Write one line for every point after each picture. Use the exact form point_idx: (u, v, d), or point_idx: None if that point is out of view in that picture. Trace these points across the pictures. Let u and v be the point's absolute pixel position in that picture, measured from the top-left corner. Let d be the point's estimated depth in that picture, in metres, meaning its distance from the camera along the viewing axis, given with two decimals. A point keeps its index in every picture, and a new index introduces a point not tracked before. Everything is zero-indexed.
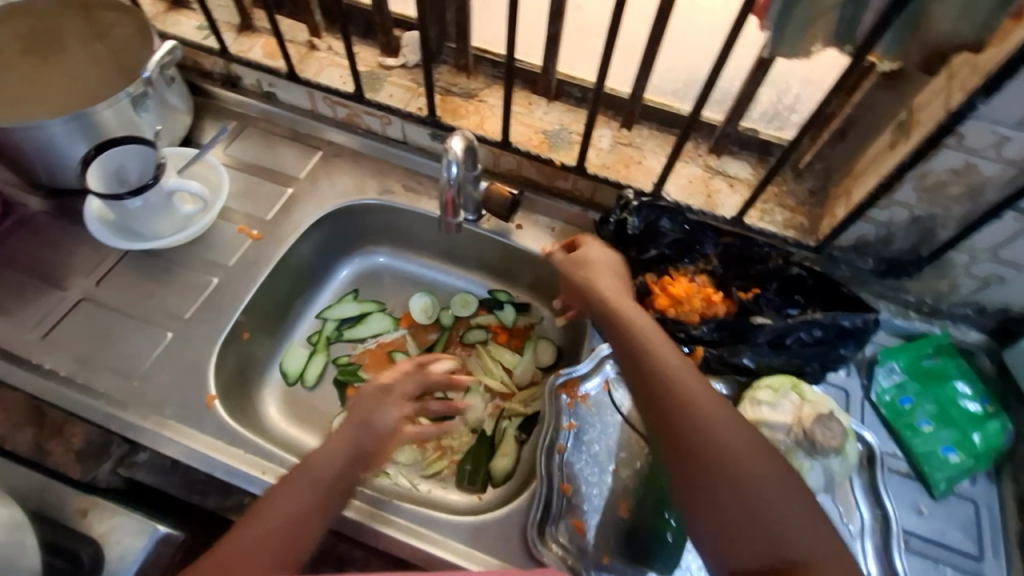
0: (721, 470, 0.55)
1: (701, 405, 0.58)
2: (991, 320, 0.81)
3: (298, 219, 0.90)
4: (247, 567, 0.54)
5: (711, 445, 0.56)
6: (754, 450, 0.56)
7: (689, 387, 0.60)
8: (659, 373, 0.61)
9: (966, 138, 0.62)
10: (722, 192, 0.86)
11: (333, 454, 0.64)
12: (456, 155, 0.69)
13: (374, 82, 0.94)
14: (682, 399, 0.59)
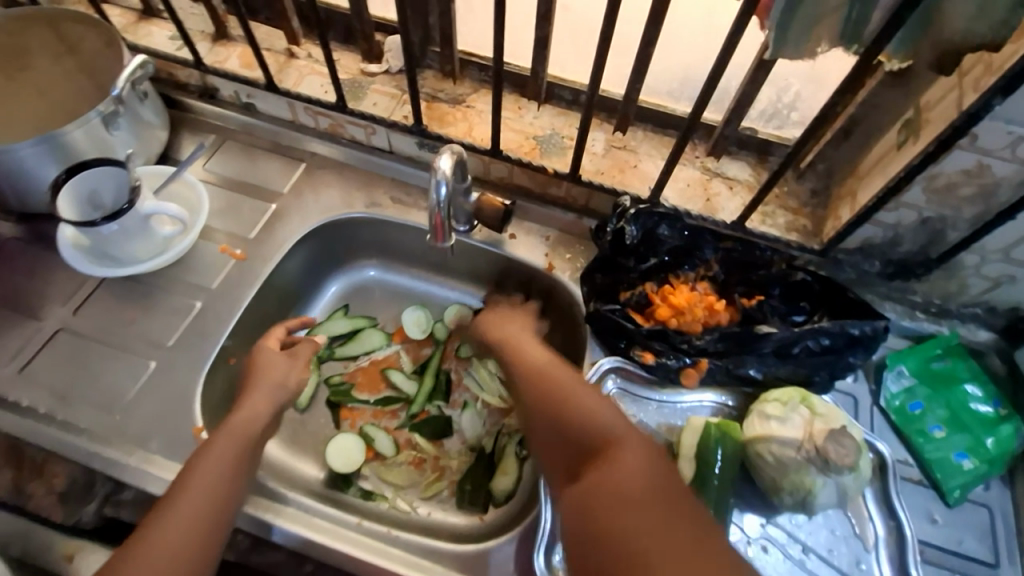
0: (563, 422, 0.59)
1: (557, 376, 0.64)
2: (1001, 319, 0.79)
3: (284, 236, 0.87)
4: (174, 514, 0.57)
5: (562, 400, 0.61)
6: (597, 404, 0.60)
7: (555, 370, 0.66)
8: (527, 363, 0.68)
9: (979, 138, 0.59)
10: (722, 195, 0.83)
11: (253, 418, 0.68)
12: (445, 175, 0.65)
13: (357, 91, 0.90)
14: (546, 375, 0.65)
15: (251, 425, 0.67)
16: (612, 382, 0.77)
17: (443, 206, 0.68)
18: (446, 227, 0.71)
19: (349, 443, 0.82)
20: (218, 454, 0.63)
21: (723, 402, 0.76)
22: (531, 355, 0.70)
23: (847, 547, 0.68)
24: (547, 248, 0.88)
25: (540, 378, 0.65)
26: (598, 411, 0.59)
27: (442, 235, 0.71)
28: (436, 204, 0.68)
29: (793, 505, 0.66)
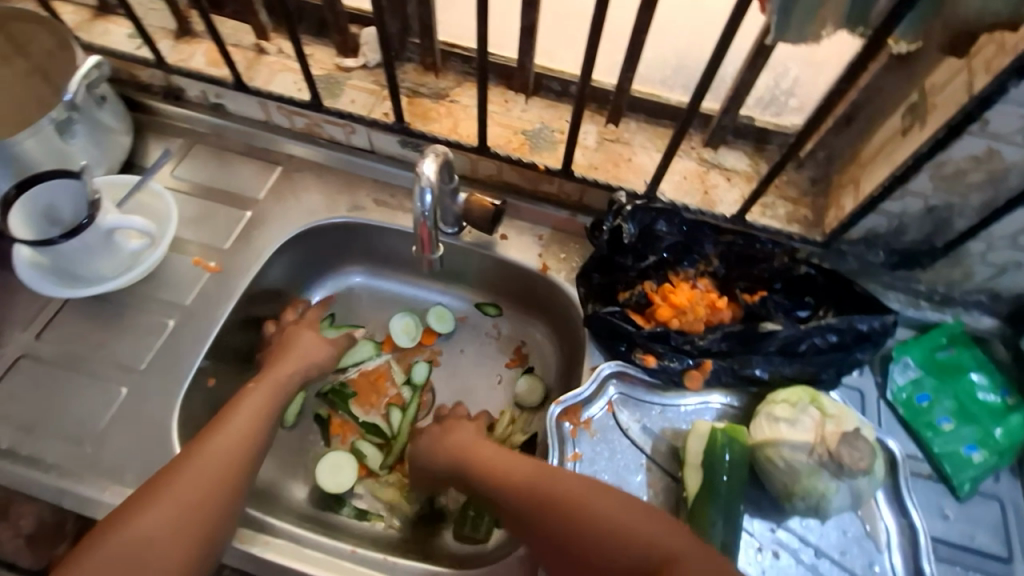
0: (604, 556, 0.55)
1: (565, 497, 0.59)
2: (1005, 306, 0.78)
3: (262, 245, 0.82)
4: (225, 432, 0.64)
5: (592, 528, 0.57)
6: (621, 511, 0.58)
7: (553, 485, 0.61)
8: (519, 489, 0.62)
9: (990, 123, 0.56)
10: (720, 187, 0.81)
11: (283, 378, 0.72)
12: (430, 181, 0.61)
13: (333, 87, 0.85)
14: (552, 500, 0.60)
15: (281, 381, 0.72)
16: (613, 388, 0.74)
17: (429, 216, 0.63)
18: (433, 237, 0.66)
19: (338, 464, 0.79)
20: (249, 408, 0.67)
21: (728, 403, 0.74)
22: (516, 477, 0.64)
23: (860, 548, 0.67)
24: (541, 248, 0.85)
25: (551, 508, 0.59)
26: (632, 522, 0.57)
27: (430, 246, 0.67)
28: (422, 215, 0.63)
29: (806, 510, 0.63)
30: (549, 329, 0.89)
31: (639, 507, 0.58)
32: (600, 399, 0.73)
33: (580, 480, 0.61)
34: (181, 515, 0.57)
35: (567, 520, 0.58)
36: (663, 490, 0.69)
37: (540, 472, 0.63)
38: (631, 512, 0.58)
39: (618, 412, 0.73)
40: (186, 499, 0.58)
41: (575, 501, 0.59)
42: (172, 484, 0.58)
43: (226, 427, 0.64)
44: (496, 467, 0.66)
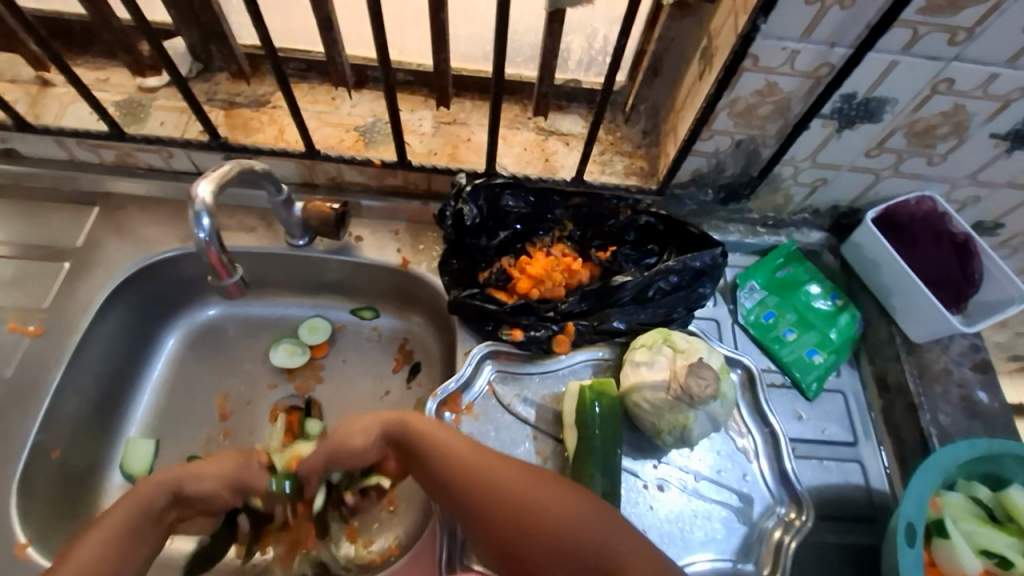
0: (560, 556, 0.53)
1: (526, 495, 0.56)
2: (827, 218, 0.86)
3: (89, 297, 0.75)
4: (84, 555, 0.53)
5: (562, 535, 0.54)
6: (583, 512, 0.55)
7: (518, 482, 0.57)
8: (482, 488, 0.57)
9: (761, 58, 0.61)
10: (560, 152, 0.83)
11: (136, 504, 0.58)
12: (205, 203, 0.56)
13: (137, 111, 0.79)
14: (519, 500, 0.56)
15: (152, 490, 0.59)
16: (490, 367, 0.74)
17: (213, 240, 0.57)
18: (229, 258, 0.59)
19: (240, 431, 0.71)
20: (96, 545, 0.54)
21: (599, 356, 0.77)
22: (487, 475, 0.58)
23: (733, 464, 0.72)
24: (398, 243, 0.83)
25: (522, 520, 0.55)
26: (586, 524, 0.54)
27: (224, 269, 0.59)
28: (203, 239, 0.57)
29: (675, 443, 0.69)
30: (426, 322, 0.87)
31: (607, 513, 0.56)
32: (478, 380, 0.74)
33: (542, 481, 0.57)
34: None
35: (541, 527, 0.54)
36: (551, 455, 0.71)
37: (502, 470, 0.58)
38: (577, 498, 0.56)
39: (498, 390, 0.74)
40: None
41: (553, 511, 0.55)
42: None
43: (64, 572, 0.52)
44: (457, 451, 0.60)
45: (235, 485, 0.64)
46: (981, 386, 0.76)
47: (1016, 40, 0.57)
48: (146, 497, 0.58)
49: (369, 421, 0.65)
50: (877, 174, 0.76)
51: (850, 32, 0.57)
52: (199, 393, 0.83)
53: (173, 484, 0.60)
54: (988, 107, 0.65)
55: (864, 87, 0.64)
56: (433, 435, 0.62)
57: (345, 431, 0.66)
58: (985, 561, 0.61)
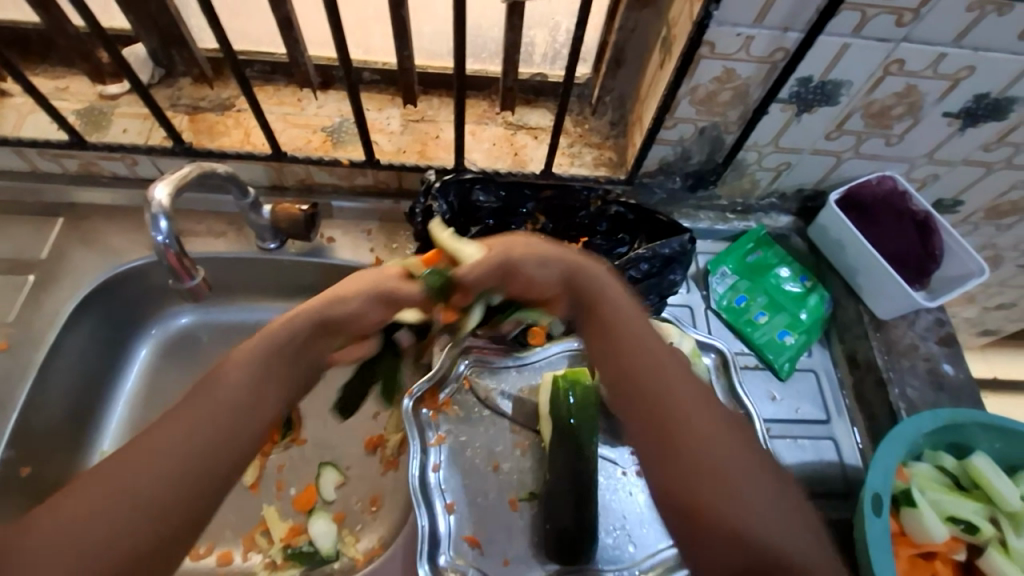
0: (724, 512, 0.48)
1: (721, 457, 0.50)
2: (794, 202, 0.87)
3: (55, 309, 0.74)
4: (219, 391, 0.52)
5: (736, 503, 0.49)
6: (754, 479, 0.50)
7: (720, 440, 0.51)
8: (683, 414, 0.52)
9: (716, 45, 0.62)
10: (529, 146, 0.83)
11: (279, 335, 0.56)
12: (162, 205, 0.56)
13: (98, 120, 0.78)
14: (710, 454, 0.50)
15: (303, 319, 0.58)
16: (465, 361, 0.74)
17: (172, 242, 0.57)
18: (189, 260, 0.59)
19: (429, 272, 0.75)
20: (236, 372, 0.53)
21: (576, 346, 0.77)
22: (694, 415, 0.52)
23: None
24: (371, 242, 0.83)
25: (705, 469, 0.50)
26: (733, 463, 0.50)
27: (184, 271, 0.59)
28: (161, 242, 0.56)
29: None
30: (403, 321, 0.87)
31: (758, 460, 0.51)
32: (455, 375, 0.74)
33: (708, 406, 0.53)
34: (149, 508, 0.46)
35: (723, 484, 0.49)
36: (530, 447, 0.71)
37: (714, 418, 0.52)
38: (767, 481, 0.50)
39: (475, 384, 0.74)
40: (120, 516, 0.45)
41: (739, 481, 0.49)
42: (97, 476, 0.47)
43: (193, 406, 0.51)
44: (638, 332, 0.57)
45: (385, 297, 0.62)
46: (946, 358, 0.78)
47: (959, 20, 0.59)
48: (280, 339, 0.56)
49: (557, 262, 0.61)
50: (839, 156, 0.78)
51: (801, 16, 0.59)
52: (174, 402, 0.82)
53: (320, 314, 0.58)
54: (939, 86, 0.66)
55: (819, 71, 0.65)
56: (615, 305, 0.59)
57: (521, 248, 0.62)
58: (953, 528, 0.63)
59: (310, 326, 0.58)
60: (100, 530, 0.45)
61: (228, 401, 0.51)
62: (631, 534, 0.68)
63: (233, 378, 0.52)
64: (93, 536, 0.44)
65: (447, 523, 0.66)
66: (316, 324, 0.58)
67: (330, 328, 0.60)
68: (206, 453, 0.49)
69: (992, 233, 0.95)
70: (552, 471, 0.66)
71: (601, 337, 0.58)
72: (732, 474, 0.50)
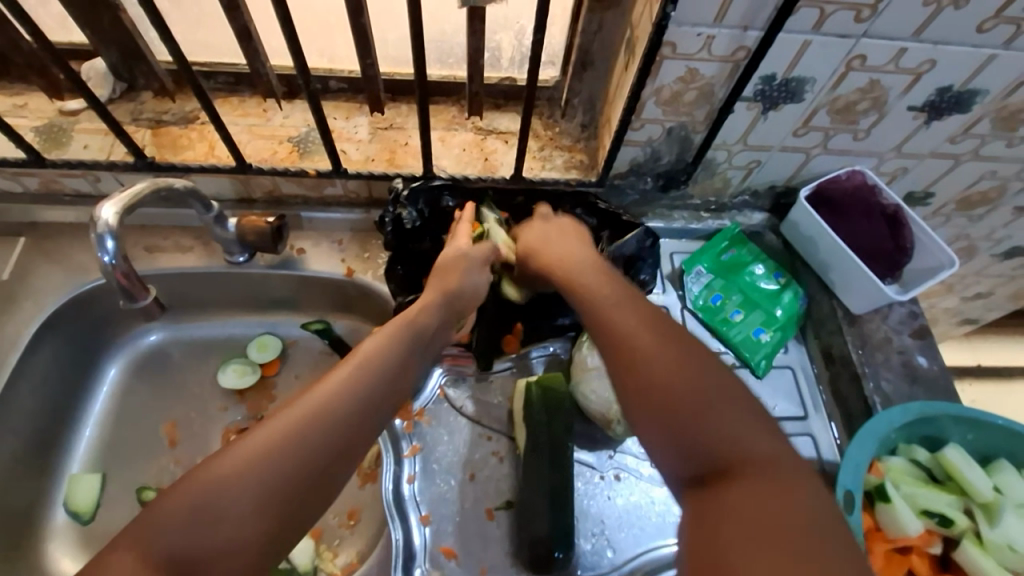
0: (667, 403, 0.48)
1: (662, 355, 0.50)
2: (767, 199, 0.87)
3: (16, 331, 0.72)
4: (368, 376, 0.52)
5: (678, 395, 0.48)
6: (698, 379, 0.48)
7: (666, 344, 0.51)
8: (629, 326, 0.53)
9: (678, 45, 0.62)
10: (499, 151, 0.82)
11: (418, 319, 0.60)
12: (109, 224, 0.54)
13: (57, 136, 0.76)
14: (649, 354, 0.51)
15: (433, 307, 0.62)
16: (439, 372, 0.74)
17: (120, 262, 0.55)
18: (140, 280, 0.57)
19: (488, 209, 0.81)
20: (372, 357, 0.54)
21: (550, 351, 0.77)
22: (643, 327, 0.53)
23: None
24: (343, 253, 0.82)
25: (644, 362, 0.50)
26: (693, 374, 0.49)
27: (134, 289, 0.56)
28: (107, 263, 0.54)
29: (625, 432, 0.69)
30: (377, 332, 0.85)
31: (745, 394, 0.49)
32: (428, 383, 0.73)
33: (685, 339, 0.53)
34: (299, 474, 0.46)
35: (662, 380, 0.49)
36: (507, 455, 0.71)
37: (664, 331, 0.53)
38: (720, 384, 0.48)
39: (450, 393, 0.73)
40: (278, 478, 0.45)
41: (682, 377, 0.48)
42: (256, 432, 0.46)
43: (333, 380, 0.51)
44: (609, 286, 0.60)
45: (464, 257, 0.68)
46: (920, 351, 0.78)
47: (917, 16, 0.59)
48: (418, 318, 0.60)
49: (563, 246, 0.67)
50: (808, 152, 0.78)
51: (760, 14, 0.59)
52: (144, 421, 0.80)
53: (450, 303, 0.65)
54: (902, 80, 0.67)
55: (782, 68, 0.65)
56: (589, 267, 0.63)
57: (545, 241, 0.69)
58: (926, 521, 0.65)
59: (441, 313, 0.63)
60: (259, 493, 0.44)
61: (371, 377, 0.52)
62: (610, 540, 0.67)
63: (374, 361, 0.53)
64: (247, 488, 0.44)
65: (422, 535, 0.65)
66: (445, 310, 0.64)
67: (451, 302, 0.65)
68: (357, 428, 0.49)
69: (964, 224, 0.96)
70: (527, 479, 0.65)
71: (576, 287, 0.61)
72: (699, 387, 0.48)
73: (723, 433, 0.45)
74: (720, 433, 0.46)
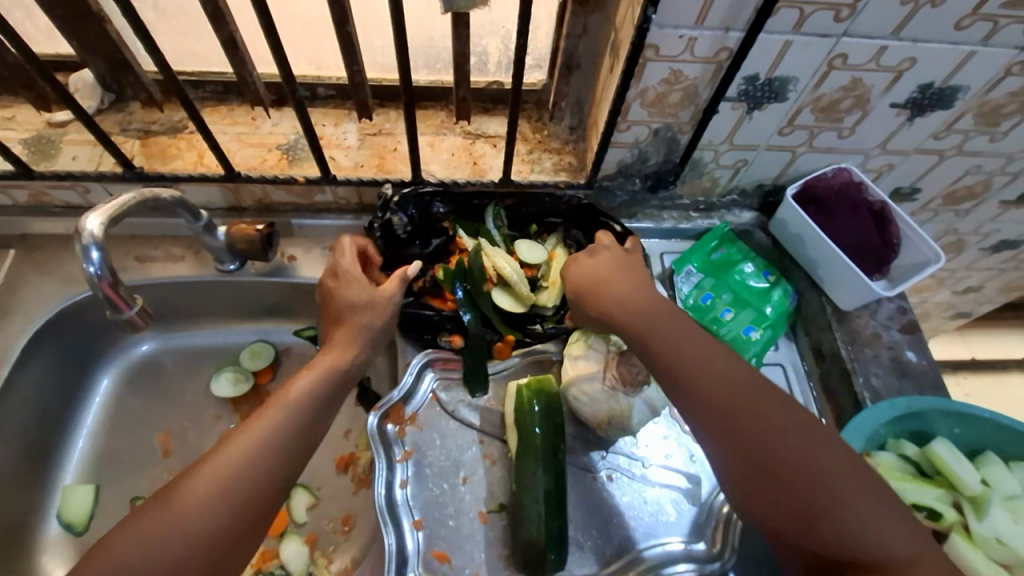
0: (784, 487, 0.53)
1: (770, 436, 0.54)
2: (755, 198, 0.88)
3: (6, 345, 0.72)
4: (283, 423, 0.57)
5: (795, 477, 0.52)
6: (807, 461, 0.53)
7: (766, 418, 0.55)
8: (729, 400, 0.56)
9: (661, 48, 0.62)
10: (487, 154, 0.82)
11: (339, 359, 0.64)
12: (95, 235, 0.54)
13: (46, 148, 0.76)
14: (756, 432, 0.55)
15: (354, 337, 0.66)
16: (431, 376, 0.74)
17: (106, 273, 0.55)
18: (125, 290, 0.57)
19: (483, 212, 0.81)
20: (285, 414, 0.57)
21: (542, 352, 0.77)
22: (742, 401, 0.56)
23: (678, 446, 0.73)
24: None
25: (756, 446, 0.54)
26: (804, 456, 0.53)
27: (122, 301, 0.57)
28: (94, 274, 0.54)
29: (616, 432, 0.70)
30: None
31: (877, 488, 0.52)
32: (421, 386, 0.73)
33: (796, 419, 0.56)
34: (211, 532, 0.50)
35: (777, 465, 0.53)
36: (499, 458, 0.71)
37: (760, 404, 0.56)
38: (827, 460, 0.53)
39: (441, 397, 0.73)
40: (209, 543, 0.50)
41: (796, 460, 0.53)
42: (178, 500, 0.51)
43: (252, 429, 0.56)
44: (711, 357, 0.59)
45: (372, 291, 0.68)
46: (909, 346, 0.79)
47: (895, 15, 0.59)
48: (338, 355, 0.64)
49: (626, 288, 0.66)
50: (794, 151, 0.79)
51: (740, 16, 0.59)
52: (137, 430, 0.80)
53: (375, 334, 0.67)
54: (884, 78, 0.67)
55: (764, 69, 0.66)
56: (666, 318, 0.63)
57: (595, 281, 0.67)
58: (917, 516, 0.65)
59: (366, 352, 0.66)
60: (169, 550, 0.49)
61: (291, 433, 0.57)
62: (603, 540, 0.67)
63: (290, 407, 0.58)
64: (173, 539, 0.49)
65: (415, 540, 0.65)
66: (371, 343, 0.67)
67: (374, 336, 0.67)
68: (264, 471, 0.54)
69: (951, 219, 0.97)
70: (520, 481, 0.66)
71: (663, 355, 0.60)
72: (819, 473, 0.52)
73: (845, 519, 0.50)
74: (841, 516, 0.50)
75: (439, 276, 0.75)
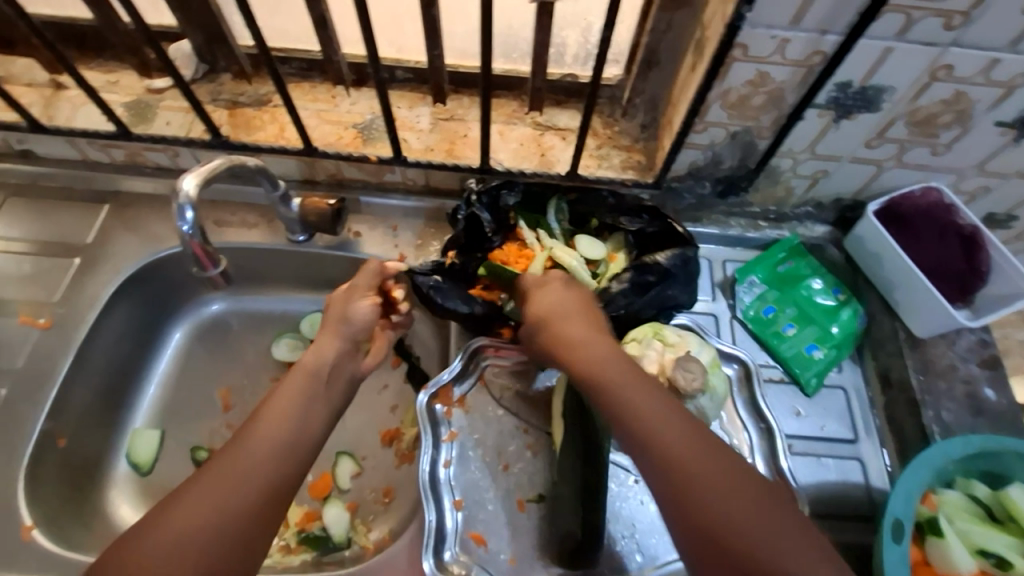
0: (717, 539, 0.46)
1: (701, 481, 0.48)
2: (831, 212, 0.84)
3: (96, 291, 0.79)
4: (288, 421, 0.56)
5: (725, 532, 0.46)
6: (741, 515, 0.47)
7: (699, 465, 0.49)
8: (660, 444, 0.51)
9: (750, 48, 0.60)
10: (556, 147, 0.82)
11: (312, 367, 0.62)
12: (188, 196, 0.57)
13: (144, 112, 0.81)
14: (682, 478, 0.49)
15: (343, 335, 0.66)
16: (483, 362, 0.75)
17: (196, 233, 0.58)
18: (210, 250, 0.60)
19: (546, 204, 0.80)
20: (291, 412, 0.57)
21: None
22: (671, 447, 0.50)
23: None
24: (396, 239, 0.85)
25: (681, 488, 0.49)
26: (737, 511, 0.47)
27: (209, 261, 0.60)
28: (185, 232, 0.58)
29: None
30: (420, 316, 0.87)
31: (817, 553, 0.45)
32: (471, 377, 0.74)
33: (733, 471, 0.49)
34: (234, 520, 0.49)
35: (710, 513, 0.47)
36: (541, 449, 0.71)
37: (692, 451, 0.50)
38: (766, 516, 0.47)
39: (490, 384, 0.74)
40: (241, 545, 0.48)
41: (727, 513, 0.47)
42: (173, 511, 0.48)
43: (257, 431, 0.54)
44: (685, 446, 0.51)
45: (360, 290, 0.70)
46: (988, 382, 0.74)
47: (1015, 25, 0.55)
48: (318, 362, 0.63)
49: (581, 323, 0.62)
50: (880, 165, 0.75)
51: (842, 18, 0.56)
52: (201, 383, 0.85)
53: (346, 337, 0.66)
54: (992, 94, 0.63)
55: (859, 76, 0.62)
56: (606, 356, 0.58)
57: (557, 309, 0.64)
58: (981, 561, 0.61)
59: (347, 349, 0.66)
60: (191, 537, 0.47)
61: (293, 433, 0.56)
62: (639, 544, 0.67)
63: (295, 409, 0.57)
64: (194, 524, 0.47)
65: (454, 519, 0.67)
66: (344, 348, 0.65)
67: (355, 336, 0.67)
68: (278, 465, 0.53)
69: None
70: (561, 476, 0.65)
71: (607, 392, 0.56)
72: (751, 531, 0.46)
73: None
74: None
75: (480, 271, 0.76)
